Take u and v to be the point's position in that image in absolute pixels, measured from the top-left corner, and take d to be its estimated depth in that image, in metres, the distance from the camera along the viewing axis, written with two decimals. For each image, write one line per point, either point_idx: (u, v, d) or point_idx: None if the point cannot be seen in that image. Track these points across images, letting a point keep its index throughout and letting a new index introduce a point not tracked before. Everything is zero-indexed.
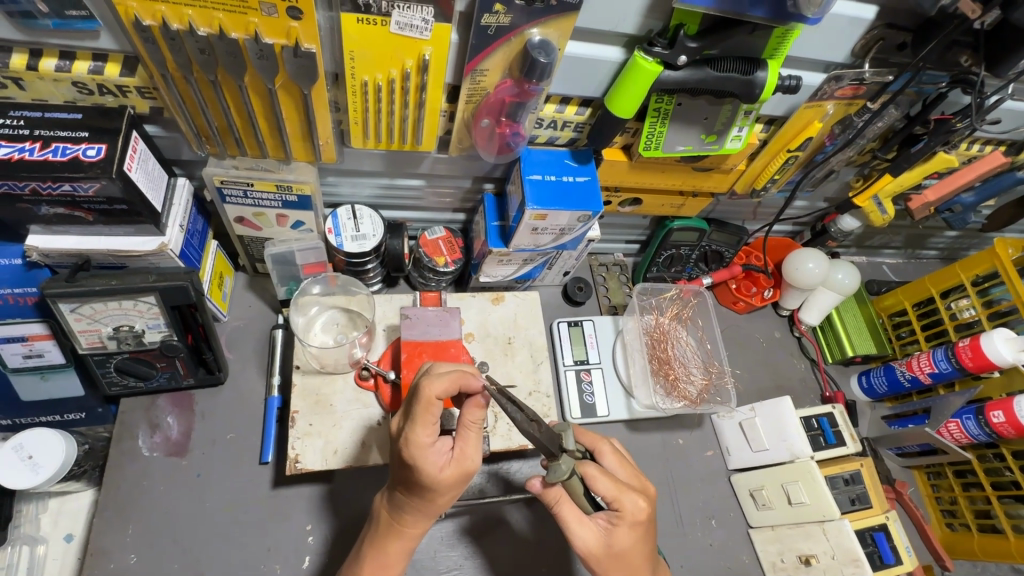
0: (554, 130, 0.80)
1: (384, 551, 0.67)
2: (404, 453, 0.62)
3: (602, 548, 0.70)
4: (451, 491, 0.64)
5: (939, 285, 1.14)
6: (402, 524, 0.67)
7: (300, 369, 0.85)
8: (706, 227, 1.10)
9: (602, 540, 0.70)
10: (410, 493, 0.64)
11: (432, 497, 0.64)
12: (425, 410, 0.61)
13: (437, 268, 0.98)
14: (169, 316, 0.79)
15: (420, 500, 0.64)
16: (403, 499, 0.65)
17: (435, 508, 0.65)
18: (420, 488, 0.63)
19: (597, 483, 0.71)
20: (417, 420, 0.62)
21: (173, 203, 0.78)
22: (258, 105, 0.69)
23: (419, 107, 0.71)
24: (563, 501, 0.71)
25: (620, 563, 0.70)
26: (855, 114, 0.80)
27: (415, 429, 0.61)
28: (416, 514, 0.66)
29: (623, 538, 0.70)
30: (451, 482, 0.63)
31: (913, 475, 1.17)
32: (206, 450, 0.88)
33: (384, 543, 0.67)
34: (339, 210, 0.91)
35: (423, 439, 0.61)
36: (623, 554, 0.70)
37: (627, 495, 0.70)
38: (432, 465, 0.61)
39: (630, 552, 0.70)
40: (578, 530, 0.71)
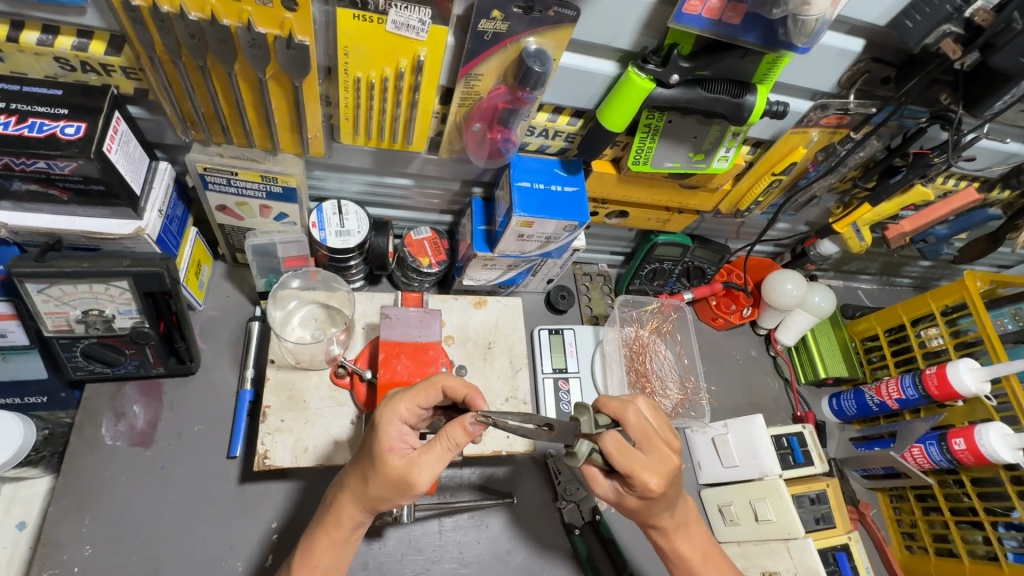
0: (545, 138, 0.80)
1: (315, 527, 0.67)
2: (373, 415, 0.64)
3: (621, 500, 0.70)
4: (385, 486, 0.61)
5: (910, 313, 1.17)
6: (334, 508, 0.65)
7: (274, 364, 0.84)
8: (689, 243, 1.12)
9: (621, 494, 0.69)
10: (356, 469, 0.65)
11: (368, 483, 0.63)
12: (424, 388, 0.66)
13: (421, 268, 0.97)
14: (141, 303, 0.77)
15: (359, 480, 0.64)
16: (350, 472, 0.66)
17: (367, 500, 0.63)
18: (368, 463, 0.63)
19: (613, 460, 0.64)
20: (409, 392, 0.66)
21: (153, 187, 0.76)
22: (248, 94, 0.67)
23: (411, 106, 0.70)
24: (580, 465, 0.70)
25: (638, 515, 0.70)
26: (839, 143, 0.81)
27: (397, 398, 0.65)
28: (348, 497, 0.64)
29: (637, 500, 0.68)
30: (387, 473, 0.61)
31: (877, 497, 1.20)
32: (173, 441, 0.86)
33: (317, 523, 0.67)
34: (324, 204, 0.90)
35: (392, 413, 0.63)
36: (639, 510, 0.69)
37: (640, 474, 0.63)
38: (387, 441, 0.62)
39: (645, 509, 0.69)
40: (596, 486, 0.71)
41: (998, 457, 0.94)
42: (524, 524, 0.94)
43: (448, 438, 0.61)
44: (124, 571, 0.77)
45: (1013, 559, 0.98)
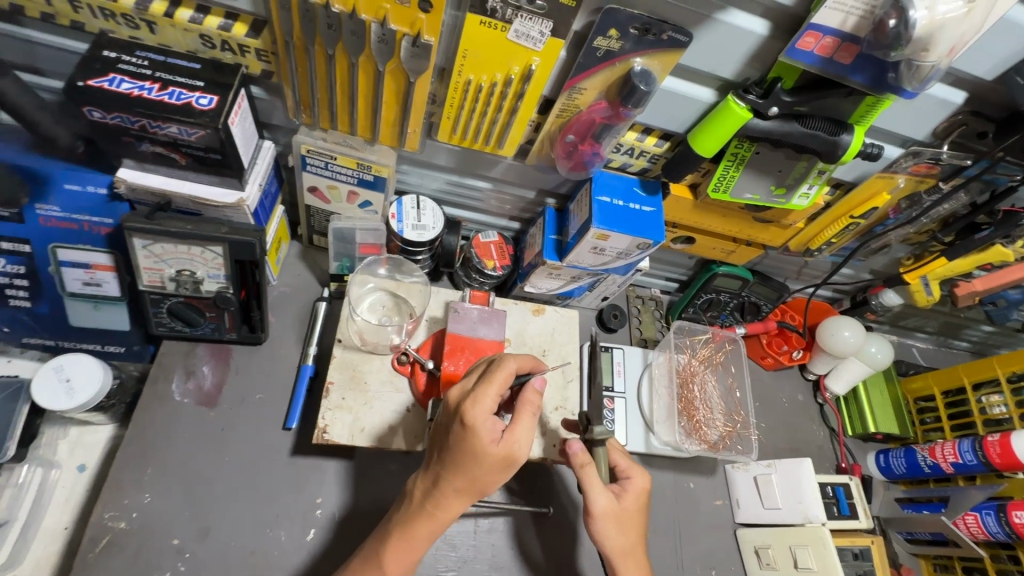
0: (629, 157, 0.82)
1: (413, 528, 0.67)
2: (465, 417, 0.63)
3: (612, 510, 0.76)
4: (494, 472, 0.64)
5: (972, 376, 1.14)
6: (437, 507, 0.66)
7: (342, 344, 0.87)
8: (749, 277, 1.12)
9: (614, 502, 0.76)
10: (453, 469, 0.64)
11: (476, 477, 0.64)
12: (501, 376, 0.66)
13: (486, 270, 1.00)
14: (230, 269, 0.81)
15: (463, 476, 0.64)
16: (442, 474, 0.65)
17: (474, 490, 0.66)
18: (467, 459, 0.64)
19: (617, 455, 0.81)
20: (488, 383, 0.65)
21: (257, 162, 0.82)
22: (363, 85, 0.72)
23: (512, 113, 0.73)
24: (589, 466, 0.77)
25: (619, 526, 0.77)
26: (925, 192, 0.81)
27: (483, 393, 0.64)
28: (450, 495, 0.66)
29: (631, 504, 0.78)
30: (497, 461, 0.63)
31: (919, 564, 1.13)
32: (235, 406, 0.89)
33: (411, 522, 0.67)
34: (404, 198, 0.94)
35: (486, 408, 0.63)
36: (623, 520, 0.77)
37: (639, 473, 0.80)
38: (486, 435, 0.63)
39: (635, 518, 0.78)
40: (595, 494, 0.75)
41: None
42: (556, 536, 0.94)
43: (528, 402, 0.67)
44: (176, 524, 0.80)
45: None
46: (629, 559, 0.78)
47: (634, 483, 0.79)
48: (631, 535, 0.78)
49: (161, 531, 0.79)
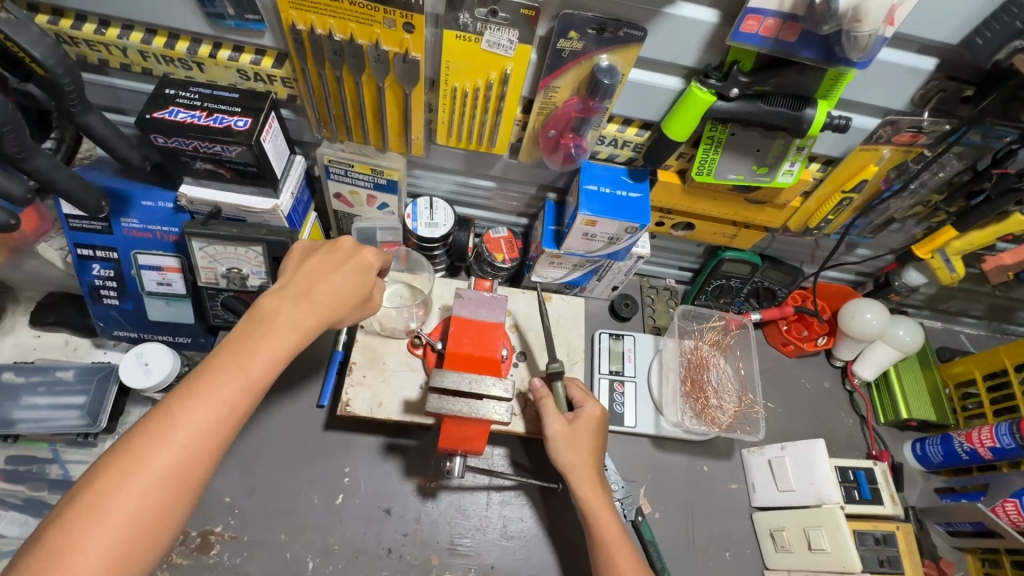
0: (614, 148, 0.89)
1: (273, 331, 0.66)
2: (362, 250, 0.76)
3: (565, 432, 0.86)
4: (360, 304, 0.75)
5: (1015, 357, 1.06)
6: (303, 314, 0.68)
7: (364, 328, 0.98)
8: (759, 262, 1.13)
9: (566, 425, 0.87)
10: (336, 282, 0.72)
11: (339, 292, 0.72)
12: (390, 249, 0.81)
13: (495, 262, 1.08)
14: (269, 266, 0.95)
15: (339, 294, 0.72)
16: (313, 289, 0.70)
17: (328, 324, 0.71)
18: (346, 290, 0.73)
19: (573, 389, 0.92)
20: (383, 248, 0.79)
21: (290, 174, 0.95)
22: (369, 99, 0.83)
23: (498, 114, 0.82)
24: (546, 397, 0.89)
25: (573, 447, 0.86)
26: (912, 161, 0.82)
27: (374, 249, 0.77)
28: (307, 310, 0.69)
29: (583, 428, 0.88)
30: (366, 288, 0.74)
31: (965, 559, 1.07)
32: (278, 386, 1.03)
33: (266, 331, 0.66)
34: (419, 200, 1.05)
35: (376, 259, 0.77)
36: (575, 441, 0.86)
37: (590, 403, 0.90)
38: (369, 277, 0.75)
39: (585, 440, 0.87)
40: (548, 417, 0.87)
41: None
42: (563, 510, 0.99)
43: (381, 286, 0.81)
44: (229, 485, 0.94)
45: None
46: (585, 476, 0.86)
47: (587, 410, 0.89)
48: (584, 454, 0.86)
49: (216, 490, 0.93)
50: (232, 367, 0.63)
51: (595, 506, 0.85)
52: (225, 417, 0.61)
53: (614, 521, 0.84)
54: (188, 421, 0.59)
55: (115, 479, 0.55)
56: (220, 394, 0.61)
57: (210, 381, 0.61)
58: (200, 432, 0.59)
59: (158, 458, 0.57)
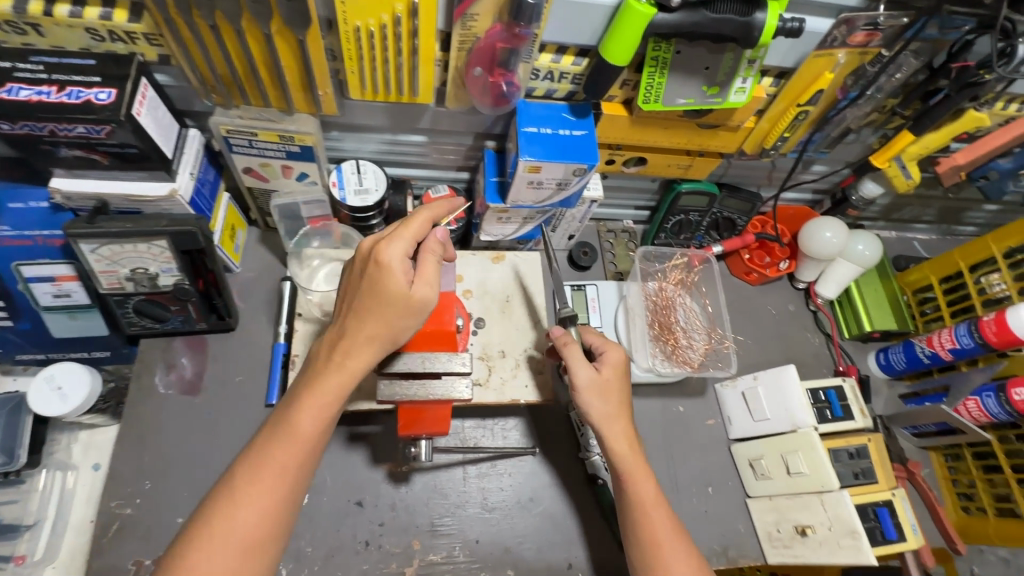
0: (551, 82, 0.79)
1: (322, 379, 0.68)
2: (377, 255, 0.68)
3: (595, 381, 0.81)
4: (393, 313, 0.68)
5: (969, 258, 1.07)
6: (347, 354, 0.68)
7: (302, 317, 0.88)
8: (716, 191, 1.07)
9: (595, 373, 0.81)
10: (364, 307, 0.68)
11: (370, 304, 0.68)
12: (415, 222, 0.71)
13: (440, 226, 0.99)
14: (180, 261, 0.84)
15: (371, 319, 0.68)
16: (353, 309, 0.69)
17: (381, 336, 0.68)
18: (378, 298, 0.67)
19: (591, 337, 0.86)
20: (405, 228, 0.70)
21: (184, 151, 0.82)
22: (257, 51, 0.70)
23: (412, 54, 0.71)
24: (570, 345, 0.82)
25: (603, 399, 0.81)
26: (869, 64, 0.76)
27: (394, 236, 0.69)
28: (354, 335, 0.68)
29: (610, 375, 0.82)
30: (393, 290, 0.67)
31: (930, 457, 1.12)
32: (217, 391, 0.93)
33: (321, 378, 0.68)
34: (343, 165, 0.93)
35: (399, 248, 0.68)
36: (604, 391, 0.81)
37: (613, 348, 0.84)
38: (398, 271, 0.67)
39: (616, 389, 0.82)
40: (576, 368, 0.81)
41: None
42: (543, 472, 0.96)
43: (431, 251, 0.71)
44: (179, 504, 0.85)
45: None
46: (619, 430, 0.80)
47: (610, 356, 0.83)
48: (614, 404, 0.81)
49: (166, 512, 0.85)
50: (287, 422, 0.67)
51: (633, 460, 0.79)
52: (280, 474, 0.65)
53: (649, 474, 0.80)
54: (241, 490, 0.64)
55: (195, 547, 0.62)
56: (279, 449, 0.66)
57: (272, 439, 0.67)
58: (267, 487, 0.65)
59: (235, 518, 0.63)
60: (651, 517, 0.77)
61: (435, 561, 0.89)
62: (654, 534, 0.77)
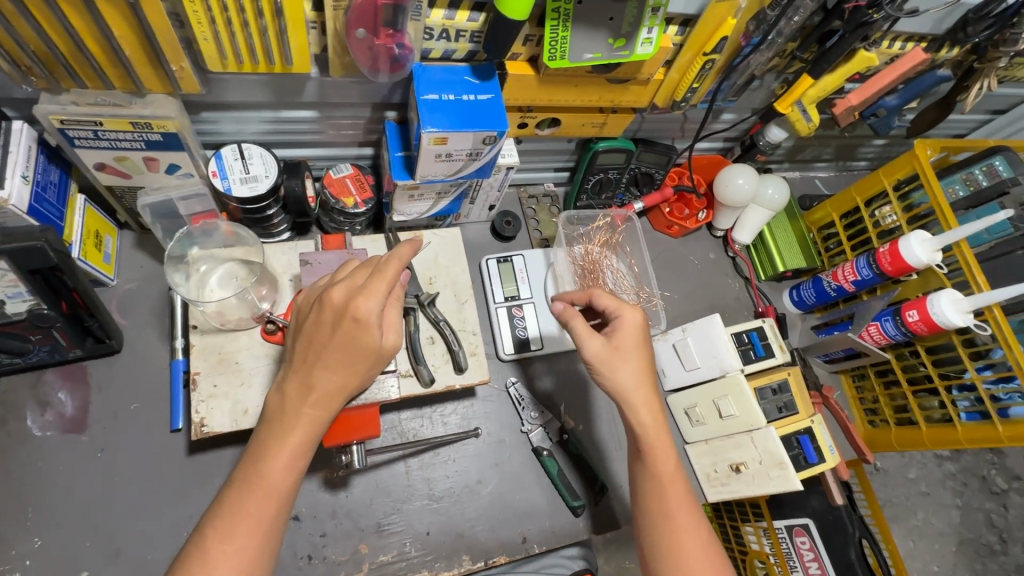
0: (448, 42, 0.72)
1: (288, 433, 0.62)
2: (362, 314, 0.61)
3: (606, 351, 0.76)
4: (370, 367, 0.64)
5: (864, 193, 1.14)
6: (321, 408, 0.63)
7: (197, 330, 0.78)
8: (633, 147, 1.05)
9: (607, 344, 0.76)
10: (344, 365, 0.62)
11: (347, 364, 0.62)
12: (389, 269, 0.63)
13: (346, 209, 0.90)
14: (30, 282, 0.70)
15: (351, 375, 0.63)
16: (326, 366, 0.62)
17: (355, 388, 0.65)
18: (356, 355, 0.62)
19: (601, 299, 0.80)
20: (381, 277, 0.62)
21: (10, 151, 0.68)
22: (78, 18, 0.57)
23: (279, 16, 0.61)
24: (574, 317, 0.78)
25: (609, 369, 0.76)
26: (769, 8, 0.75)
27: (374, 289, 0.62)
28: (329, 391, 0.63)
29: (625, 342, 0.77)
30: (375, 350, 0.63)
31: (840, 380, 1.22)
32: (109, 423, 0.82)
33: (292, 433, 0.62)
34: (222, 150, 0.81)
35: (378, 302, 0.62)
36: (619, 359, 0.76)
37: (627, 310, 0.78)
38: (376, 330, 0.62)
39: (633, 353, 0.77)
40: (585, 341, 0.77)
41: (949, 322, 0.93)
42: (489, 453, 0.95)
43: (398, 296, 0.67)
44: (81, 556, 0.75)
45: (965, 419, 1.00)
46: (640, 394, 0.76)
47: (623, 322, 0.78)
48: (635, 371, 0.76)
49: (65, 568, 0.74)
50: (253, 485, 0.60)
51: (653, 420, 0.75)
52: (260, 533, 0.59)
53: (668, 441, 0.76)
54: (216, 552, 0.57)
55: None
56: (252, 514, 0.59)
57: (237, 506, 0.59)
58: (242, 556, 0.58)
59: None
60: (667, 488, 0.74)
61: (386, 561, 0.85)
62: (665, 500, 0.73)
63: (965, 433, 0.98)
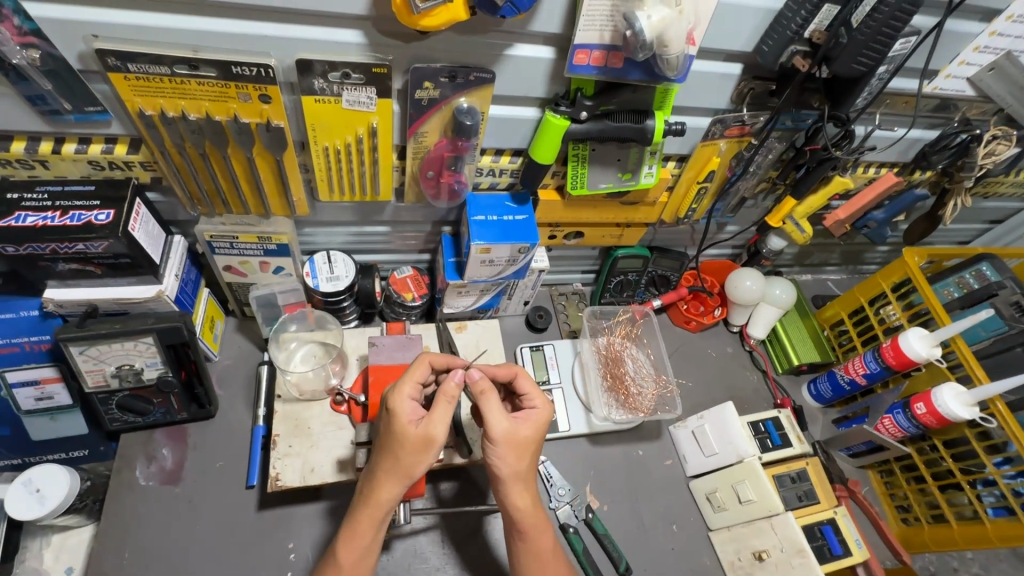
0: (494, 177, 0.95)
1: (357, 515, 0.74)
2: (387, 403, 0.73)
3: (508, 437, 0.74)
4: (405, 452, 0.71)
5: (867, 294, 1.24)
6: (373, 490, 0.73)
7: (281, 398, 0.95)
8: (648, 254, 1.23)
9: (511, 424, 0.75)
10: (382, 450, 0.73)
11: (388, 450, 0.72)
12: (414, 368, 0.77)
13: (406, 302, 1.09)
14: (165, 355, 0.90)
15: (388, 460, 0.72)
16: (379, 455, 0.73)
17: (403, 474, 0.71)
18: (391, 442, 0.72)
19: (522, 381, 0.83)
20: (406, 376, 0.75)
21: (170, 256, 0.91)
22: (239, 169, 0.82)
23: (374, 164, 0.85)
24: (489, 394, 0.75)
25: (502, 458, 0.74)
26: (745, 149, 0.94)
27: (400, 385, 0.74)
28: (382, 477, 0.72)
29: (527, 431, 0.76)
30: (400, 435, 0.70)
31: (867, 474, 1.23)
32: (198, 478, 0.97)
33: (358, 513, 0.73)
34: (315, 256, 1.04)
35: (402, 395, 0.73)
36: (515, 449, 0.74)
37: (536, 396, 0.81)
38: (403, 418, 0.71)
39: (530, 444, 0.75)
40: (493, 419, 0.74)
41: (955, 415, 0.99)
42: None
43: (447, 393, 0.72)
44: None
45: (993, 515, 1.01)
46: (519, 484, 0.76)
47: (535, 411, 0.78)
48: (526, 463, 0.75)
49: None
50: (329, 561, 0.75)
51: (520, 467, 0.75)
52: None
53: (527, 490, 0.76)
54: None
55: None
56: None
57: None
58: None
59: None
60: (533, 528, 0.77)
61: None
62: (537, 525, 0.77)
63: (994, 530, 0.99)
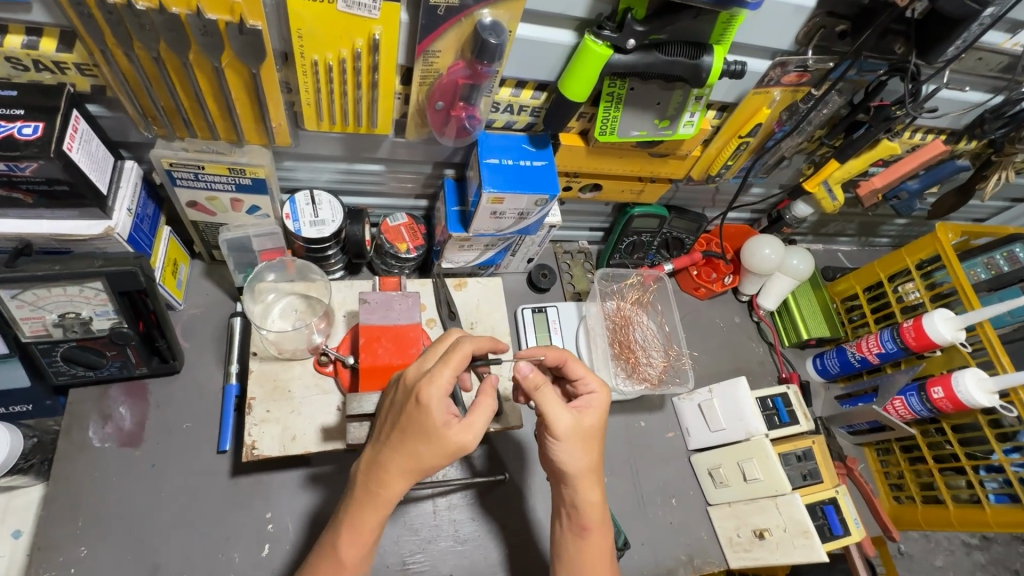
0: (511, 114, 0.81)
1: (359, 513, 0.66)
2: (419, 393, 0.64)
3: (575, 427, 0.73)
4: (432, 451, 0.64)
5: (888, 269, 1.18)
6: (381, 484, 0.65)
7: (257, 357, 0.84)
8: (666, 214, 1.12)
9: (575, 417, 0.73)
10: (399, 441, 0.64)
11: (412, 449, 0.64)
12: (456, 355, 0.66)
13: (399, 254, 0.97)
14: (117, 303, 0.76)
15: (403, 453, 0.64)
16: (395, 445, 0.65)
17: (418, 471, 0.65)
18: (416, 437, 0.64)
19: (573, 367, 0.79)
20: (446, 362, 0.65)
21: (120, 186, 0.76)
22: (205, 82, 0.67)
23: (372, 88, 0.70)
24: (546, 386, 0.72)
25: (574, 449, 0.73)
26: (801, 101, 0.84)
27: (439, 372, 0.65)
28: (396, 474, 0.65)
29: (592, 420, 0.75)
30: (434, 436, 0.63)
31: (864, 452, 1.22)
32: (162, 440, 0.86)
33: (357, 506, 0.66)
34: (296, 195, 0.90)
35: (440, 388, 0.64)
36: (584, 441, 0.74)
37: (591, 382, 0.78)
38: (439, 415, 0.64)
39: (597, 433, 0.75)
40: (558, 413, 0.72)
41: (975, 402, 0.95)
42: (513, 499, 0.96)
43: (487, 393, 0.67)
44: (121, 569, 0.78)
45: (994, 500, 1.00)
46: (586, 483, 0.74)
47: (594, 398, 0.77)
48: (594, 455, 0.75)
49: None
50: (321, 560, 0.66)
51: (588, 470, 0.74)
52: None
53: (596, 483, 0.76)
54: None
55: None
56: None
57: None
58: None
59: None
60: (595, 524, 0.75)
61: None
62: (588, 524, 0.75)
63: (994, 515, 0.98)
